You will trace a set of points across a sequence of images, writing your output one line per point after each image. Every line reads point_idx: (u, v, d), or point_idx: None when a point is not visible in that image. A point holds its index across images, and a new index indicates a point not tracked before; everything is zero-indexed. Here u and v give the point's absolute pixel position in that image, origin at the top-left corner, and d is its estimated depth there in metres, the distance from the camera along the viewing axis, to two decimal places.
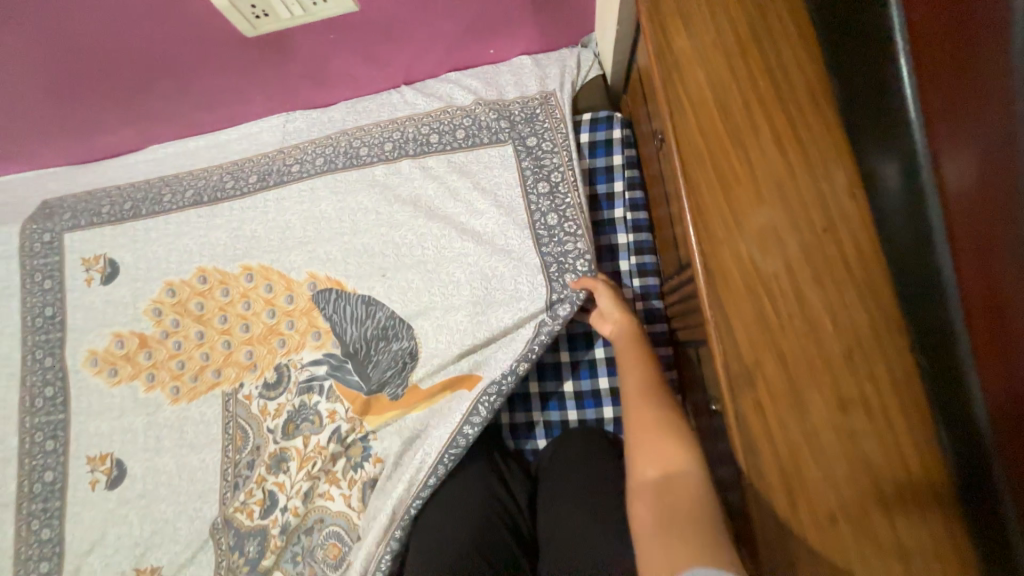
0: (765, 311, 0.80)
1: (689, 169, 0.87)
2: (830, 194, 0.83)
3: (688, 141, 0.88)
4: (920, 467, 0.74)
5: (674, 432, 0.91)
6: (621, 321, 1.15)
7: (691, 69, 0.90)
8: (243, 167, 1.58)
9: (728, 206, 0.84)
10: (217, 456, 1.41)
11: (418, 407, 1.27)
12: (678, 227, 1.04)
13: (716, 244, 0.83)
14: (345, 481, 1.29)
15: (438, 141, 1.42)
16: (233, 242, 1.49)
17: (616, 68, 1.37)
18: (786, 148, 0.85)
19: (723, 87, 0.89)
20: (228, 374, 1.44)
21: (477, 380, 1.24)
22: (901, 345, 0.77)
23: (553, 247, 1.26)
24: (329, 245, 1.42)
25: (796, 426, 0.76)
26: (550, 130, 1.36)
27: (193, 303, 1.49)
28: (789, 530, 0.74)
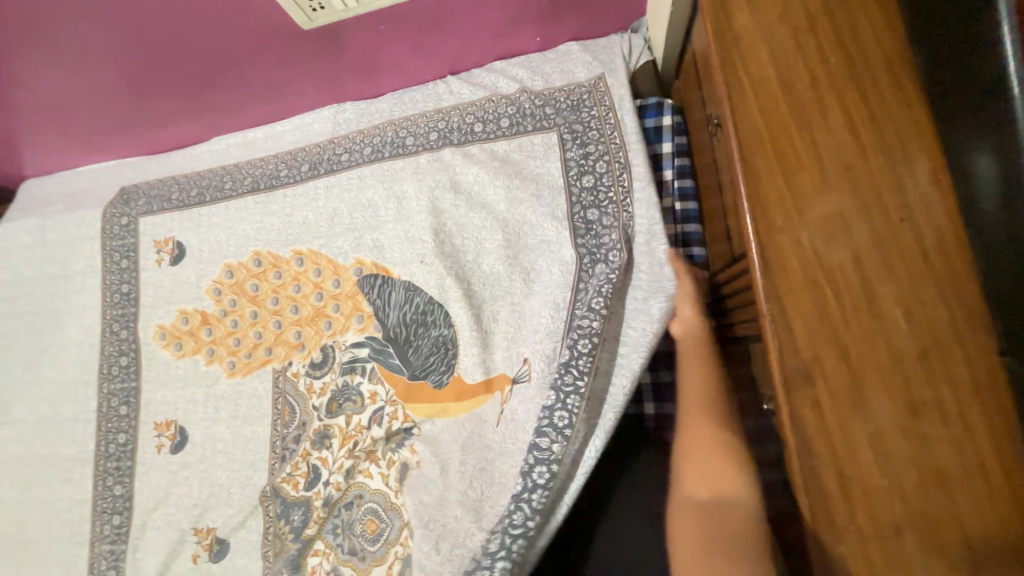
0: (828, 304, 0.74)
1: (747, 153, 0.82)
2: (907, 179, 0.76)
3: (746, 123, 0.83)
4: (1004, 483, 0.66)
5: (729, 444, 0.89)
6: (690, 322, 1.07)
7: (753, 47, 0.85)
8: (296, 157, 1.65)
9: (789, 191, 0.78)
10: (267, 429, 1.49)
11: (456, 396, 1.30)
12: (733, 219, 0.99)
13: (775, 233, 0.78)
14: (385, 461, 1.33)
15: (483, 130, 1.43)
16: (286, 228, 1.57)
17: (668, 52, 1.32)
18: (858, 129, 0.78)
19: (788, 64, 0.83)
20: (279, 352, 1.52)
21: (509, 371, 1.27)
22: (986, 347, 0.70)
23: (587, 239, 1.26)
24: (374, 232, 1.46)
25: (859, 430, 0.70)
26: (597, 118, 1.33)
27: (250, 285, 1.58)
28: (846, 542, 0.69)
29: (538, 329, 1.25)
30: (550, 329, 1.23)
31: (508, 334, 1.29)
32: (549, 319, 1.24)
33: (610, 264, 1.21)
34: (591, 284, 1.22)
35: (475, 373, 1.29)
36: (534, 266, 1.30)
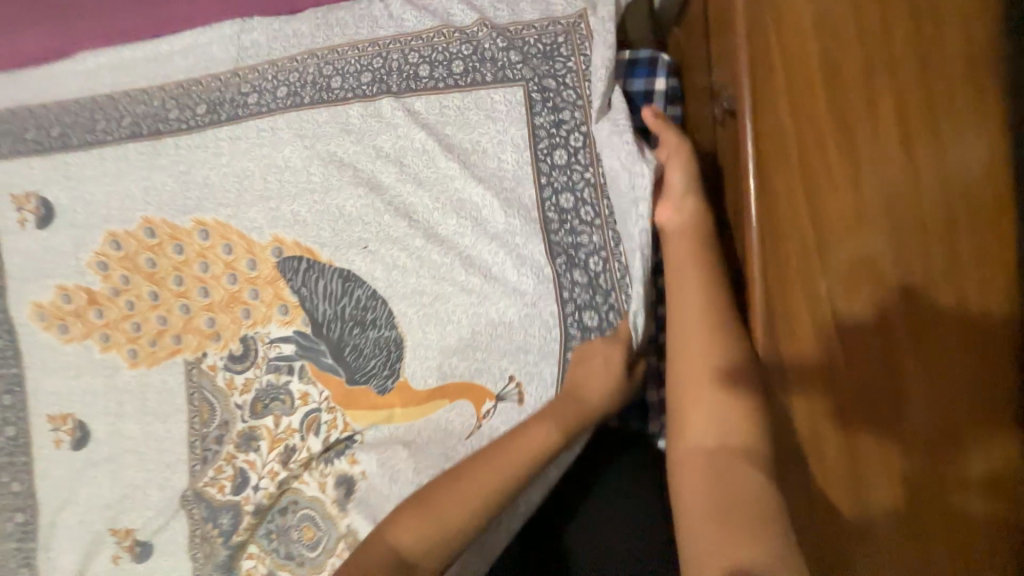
0: (837, 344, 0.72)
1: (773, 171, 0.73)
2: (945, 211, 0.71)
3: (779, 132, 0.72)
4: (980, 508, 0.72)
5: (738, 387, 0.77)
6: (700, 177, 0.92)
7: (802, 36, 0.72)
8: (191, 93, 1.27)
9: (816, 221, 0.72)
10: (183, 427, 1.31)
11: (405, 406, 1.13)
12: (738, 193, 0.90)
13: (793, 267, 0.73)
14: (317, 471, 1.18)
15: (429, 76, 1.12)
16: (182, 190, 1.25)
17: None
18: (905, 150, 0.71)
19: (832, 63, 0.71)
20: (189, 342, 1.28)
21: (476, 388, 1.09)
22: (990, 386, 0.71)
23: (564, 237, 1.04)
24: (294, 203, 1.17)
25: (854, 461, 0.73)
26: (573, 74, 1.05)
27: (144, 260, 1.28)
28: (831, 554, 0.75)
29: (506, 342, 1.07)
30: (522, 343, 1.07)
31: (457, 339, 1.09)
32: (513, 326, 1.07)
33: (588, 273, 1.03)
34: (574, 293, 1.04)
35: (428, 380, 1.11)
36: (502, 264, 1.06)
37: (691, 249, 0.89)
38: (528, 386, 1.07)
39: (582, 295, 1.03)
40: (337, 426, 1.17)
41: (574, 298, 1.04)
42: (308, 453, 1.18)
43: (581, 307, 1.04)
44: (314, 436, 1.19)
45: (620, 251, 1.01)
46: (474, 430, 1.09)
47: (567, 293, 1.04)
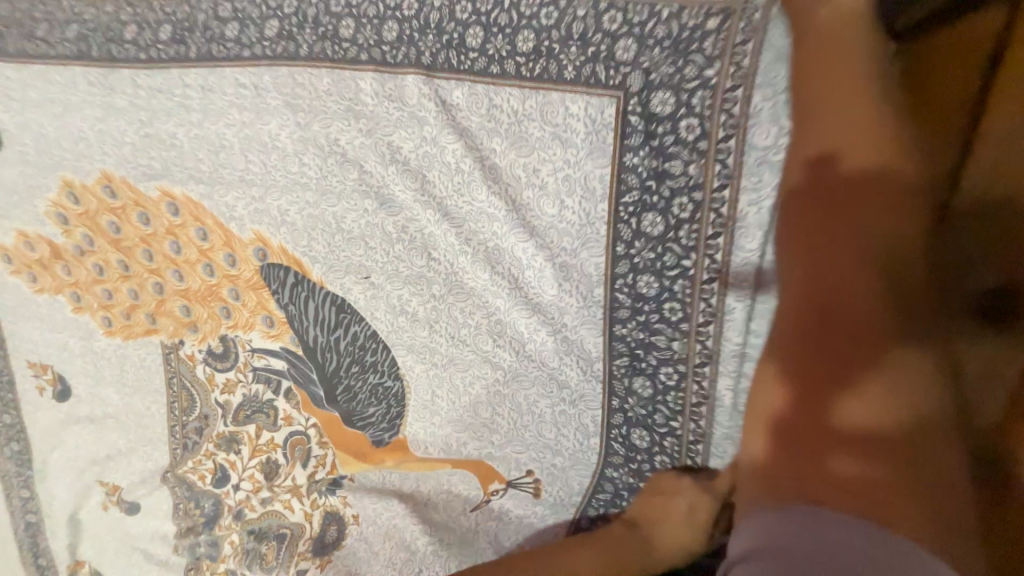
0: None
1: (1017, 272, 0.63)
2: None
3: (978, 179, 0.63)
4: None
5: (816, 367, 0.54)
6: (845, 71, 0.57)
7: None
8: (152, 2, 0.90)
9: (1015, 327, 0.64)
10: (163, 409, 1.19)
11: (403, 463, 0.97)
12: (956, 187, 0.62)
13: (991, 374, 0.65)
14: (309, 500, 1.06)
15: (482, 48, 0.74)
16: (146, 147, 0.97)
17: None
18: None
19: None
20: (164, 325, 1.10)
21: (486, 470, 0.92)
22: None
23: (633, 333, 0.78)
24: (281, 198, 0.89)
25: None
26: (706, 92, 0.66)
27: (107, 222, 1.05)
28: None
29: (533, 433, 0.88)
30: (552, 442, 0.87)
31: (471, 416, 0.90)
32: (543, 419, 0.87)
33: (655, 382, 0.79)
34: (633, 404, 0.81)
35: (431, 449, 0.95)
36: (542, 347, 0.83)
37: (804, 182, 0.58)
38: (548, 485, 0.89)
39: (640, 410, 0.81)
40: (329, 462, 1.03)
41: (631, 407, 0.81)
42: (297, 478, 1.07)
43: (631, 420, 0.82)
44: (303, 464, 1.06)
45: (705, 373, 0.75)
46: (483, 504, 0.93)
47: (621, 401, 0.82)
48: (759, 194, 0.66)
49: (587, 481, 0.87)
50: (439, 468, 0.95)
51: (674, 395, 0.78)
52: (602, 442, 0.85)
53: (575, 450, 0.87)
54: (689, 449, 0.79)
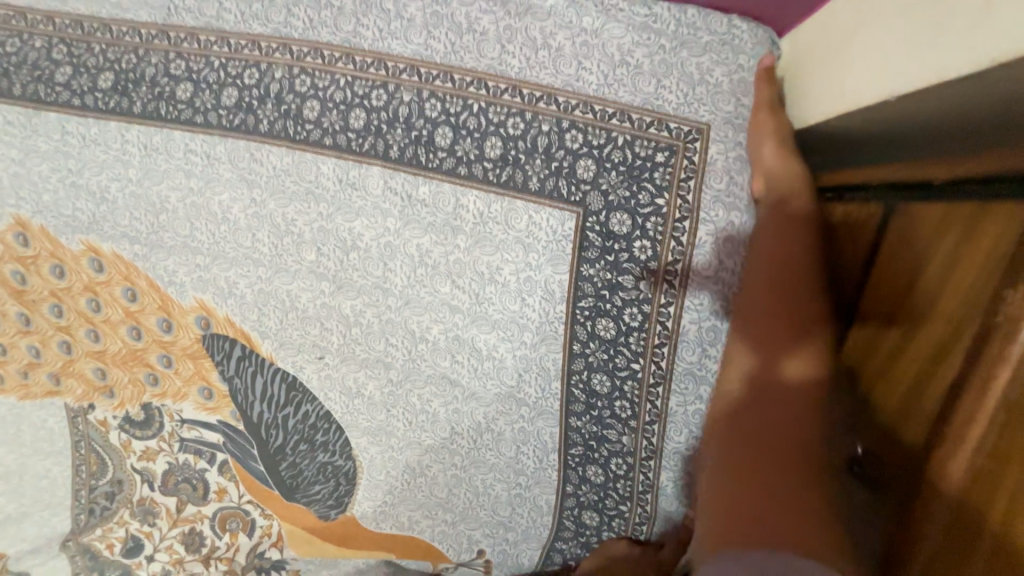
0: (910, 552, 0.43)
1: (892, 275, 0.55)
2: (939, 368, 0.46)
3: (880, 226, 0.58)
4: None
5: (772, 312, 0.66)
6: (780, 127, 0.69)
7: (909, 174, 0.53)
8: (93, 45, 0.84)
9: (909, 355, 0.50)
10: (67, 471, 1.07)
11: (347, 543, 0.96)
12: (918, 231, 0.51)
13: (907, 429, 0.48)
14: None
15: (451, 151, 0.76)
16: (70, 196, 0.88)
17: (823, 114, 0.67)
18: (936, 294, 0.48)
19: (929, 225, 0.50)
20: (71, 387, 0.99)
21: (438, 552, 0.93)
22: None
23: (587, 426, 0.81)
24: (229, 269, 0.85)
25: None
26: (657, 218, 0.73)
27: (11, 271, 0.94)
28: None
29: (488, 512, 0.89)
30: (505, 520, 0.89)
31: (424, 494, 0.90)
32: (499, 500, 0.88)
33: (607, 471, 0.82)
34: (582, 489, 0.84)
35: (379, 528, 0.94)
36: (499, 434, 0.84)
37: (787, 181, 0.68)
38: (498, 563, 0.91)
39: (589, 495, 0.84)
40: (270, 537, 0.99)
41: (579, 493, 0.84)
42: (232, 553, 1.01)
43: (584, 504, 0.85)
44: (241, 537, 1.01)
45: (651, 463, 0.80)
46: None
47: (572, 487, 0.84)
48: (701, 312, 0.74)
49: (537, 557, 0.90)
50: (388, 548, 0.95)
51: (620, 484, 0.82)
52: (551, 523, 0.87)
53: (525, 529, 0.89)
54: (635, 529, 0.84)
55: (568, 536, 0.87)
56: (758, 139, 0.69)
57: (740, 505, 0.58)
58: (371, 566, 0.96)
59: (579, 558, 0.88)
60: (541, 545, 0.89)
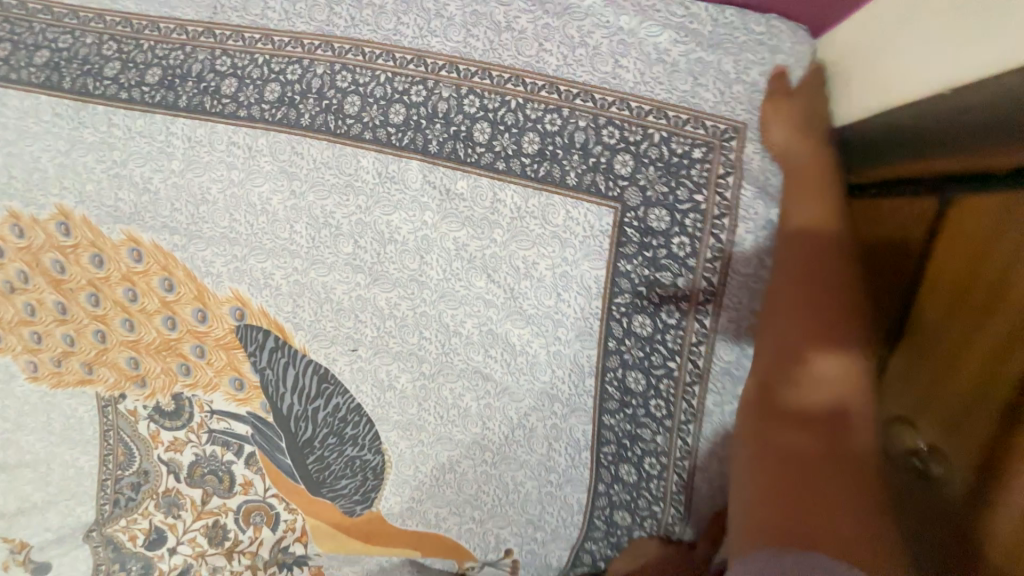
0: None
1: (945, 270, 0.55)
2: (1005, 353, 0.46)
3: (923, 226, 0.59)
4: None
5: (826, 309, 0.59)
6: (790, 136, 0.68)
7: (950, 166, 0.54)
8: (142, 42, 0.87)
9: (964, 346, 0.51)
10: (94, 461, 1.08)
11: (373, 538, 0.95)
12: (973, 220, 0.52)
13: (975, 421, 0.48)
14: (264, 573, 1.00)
15: (489, 146, 0.77)
16: (113, 187, 0.90)
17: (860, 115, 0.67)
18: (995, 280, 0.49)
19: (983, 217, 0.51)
20: (103, 376, 1.00)
21: (464, 550, 0.91)
22: None
23: (620, 424, 0.80)
24: (266, 261, 0.87)
25: None
26: (696, 216, 0.73)
27: (50, 260, 0.95)
28: None
29: (516, 511, 0.88)
30: (533, 519, 0.88)
31: (451, 491, 0.90)
32: (527, 498, 0.87)
33: (639, 471, 0.81)
34: (611, 489, 0.83)
35: (406, 523, 0.93)
36: (531, 431, 0.83)
37: (815, 189, 0.65)
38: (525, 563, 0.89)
39: (620, 495, 0.83)
40: (295, 532, 0.99)
41: (608, 493, 0.83)
42: (256, 546, 1.01)
43: (616, 505, 0.83)
44: (265, 531, 1.00)
45: (685, 464, 0.79)
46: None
47: (602, 486, 0.83)
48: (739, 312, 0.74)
49: (565, 558, 0.88)
50: (413, 545, 0.94)
51: (654, 486, 0.81)
52: (580, 524, 0.86)
53: (553, 529, 0.87)
54: (665, 532, 0.83)
55: (597, 539, 0.86)
56: (768, 128, 0.70)
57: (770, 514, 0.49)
58: (396, 564, 0.94)
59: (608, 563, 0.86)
60: (568, 546, 0.88)
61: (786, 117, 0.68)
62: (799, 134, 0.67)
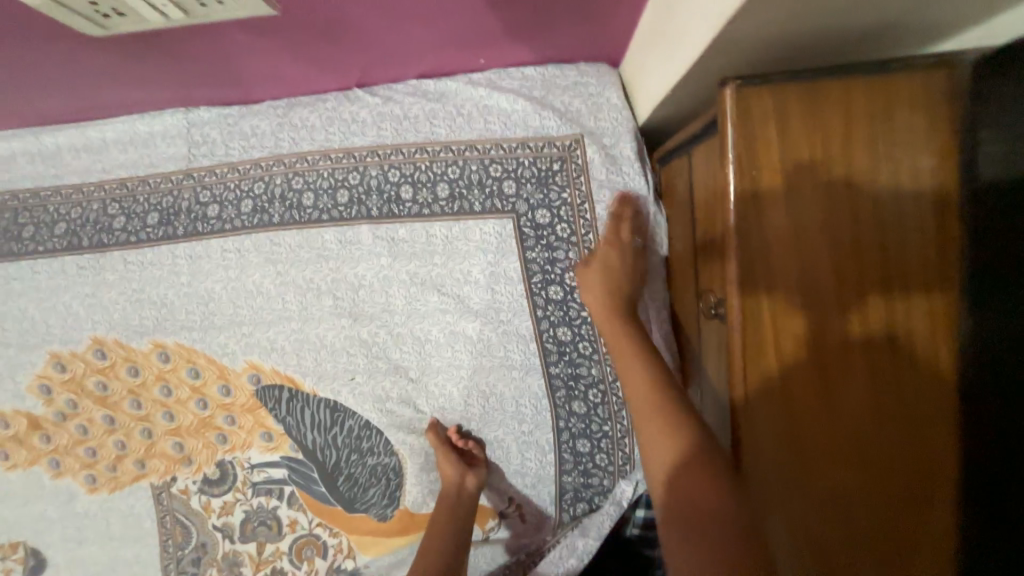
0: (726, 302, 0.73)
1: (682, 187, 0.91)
2: (705, 216, 0.78)
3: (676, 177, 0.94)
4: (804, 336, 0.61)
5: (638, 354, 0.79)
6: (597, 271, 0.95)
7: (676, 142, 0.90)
8: (138, 196, 1.14)
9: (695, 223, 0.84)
10: (155, 550, 1.23)
11: (410, 532, 1.14)
12: (688, 159, 0.86)
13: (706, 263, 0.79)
14: None
15: (413, 200, 1.07)
16: (137, 309, 1.14)
17: (646, 112, 1.00)
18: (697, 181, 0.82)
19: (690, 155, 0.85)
20: (154, 467, 1.19)
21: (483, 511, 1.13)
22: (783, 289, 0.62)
23: (564, 369, 1.05)
24: (269, 330, 1.11)
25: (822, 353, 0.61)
26: (568, 207, 1.03)
27: (93, 382, 1.16)
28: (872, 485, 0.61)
29: (505, 466, 1.12)
30: (518, 468, 1.12)
31: None
32: (511, 452, 1.11)
33: (588, 401, 1.06)
34: (573, 422, 1.07)
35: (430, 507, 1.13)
36: (503, 395, 1.08)
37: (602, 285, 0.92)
38: (527, 506, 1.12)
39: (581, 425, 1.07)
40: (343, 552, 1.16)
41: (570, 425, 1.07)
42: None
43: (576, 435, 1.07)
44: (318, 560, 1.17)
45: (618, 385, 1.04)
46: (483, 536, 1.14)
47: (566, 423, 1.07)
48: None
49: (554, 493, 1.10)
50: None
51: (603, 408, 1.06)
52: (562, 458, 1.09)
53: (543, 469, 1.10)
54: (620, 443, 1.06)
55: (575, 467, 1.09)
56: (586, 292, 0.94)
57: (682, 491, 0.63)
58: None
59: (584, 485, 1.09)
60: (555, 480, 1.10)
61: (596, 282, 0.93)
62: (601, 281, 0.93)
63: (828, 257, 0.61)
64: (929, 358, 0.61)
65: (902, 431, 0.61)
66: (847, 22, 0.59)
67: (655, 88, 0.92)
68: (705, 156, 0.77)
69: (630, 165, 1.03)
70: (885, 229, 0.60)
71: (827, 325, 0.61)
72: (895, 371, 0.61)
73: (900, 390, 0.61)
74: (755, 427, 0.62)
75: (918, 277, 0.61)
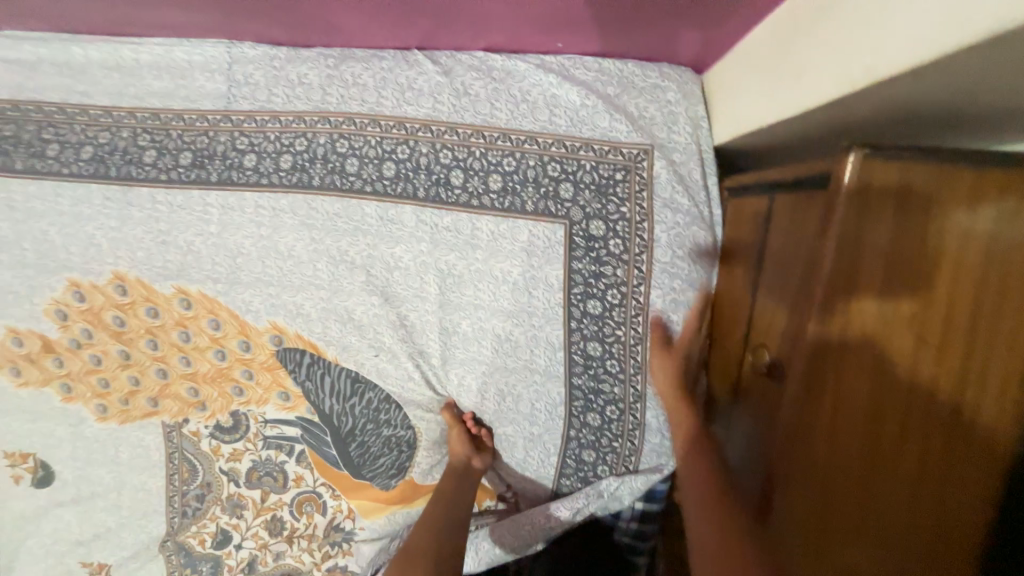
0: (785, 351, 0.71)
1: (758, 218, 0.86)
2: (782, 260, 0.75)
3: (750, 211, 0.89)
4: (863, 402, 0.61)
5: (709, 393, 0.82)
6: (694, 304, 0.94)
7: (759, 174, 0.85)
8: (171, 132, 1.07)
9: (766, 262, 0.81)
10: (160, 481, 1.27)
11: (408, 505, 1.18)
12: (769, 200, 0.81)
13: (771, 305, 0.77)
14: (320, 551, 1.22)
15: (462, 186, 1.01)
16: (161, 251, 1.10)
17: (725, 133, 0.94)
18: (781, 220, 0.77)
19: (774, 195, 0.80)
20: (167, 406, 1.21)
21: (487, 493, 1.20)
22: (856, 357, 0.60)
23: (586, 382, 1.05)
24: (297, 294, 1.09)
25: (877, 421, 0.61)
26: (624, 223, 0.99)
27: (111, 316, 1.15)
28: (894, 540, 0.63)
29: (511, 456, 1.15)
30: (521, 460, 1.15)
31: None
32: (516, 446, 1.14)
33: (603, 416, 1.07)
34: (584, 432, 1.08)
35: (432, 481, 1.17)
36: (521, 395, 1.09)
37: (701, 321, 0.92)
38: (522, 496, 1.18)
39: (590, 436, 1.08)
40: (342, 513, 1.21)
41: (581, 435, 1.09)
42: (311, 530, 1.22)
43: (584, 445, 1.09)
44: (318, 516, 1.22)
45: (637, 406, 1.05)
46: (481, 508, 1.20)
47: (579, 432, 1.09)
48: (662, 290, 1.00)
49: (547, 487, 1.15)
50: None
51: (618, 425, 1.07)
52: (567, 462, 1.11)
53: (547, 468, 1.13)
54: (625, 459, 1.08)
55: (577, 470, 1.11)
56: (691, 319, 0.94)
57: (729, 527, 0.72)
58: None
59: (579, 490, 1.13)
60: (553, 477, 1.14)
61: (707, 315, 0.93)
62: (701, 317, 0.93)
63: (909, 345, 0.59)
64: (984, 460, 0.60)
65: (936, 520, 0.62)
66: (989, 105, 0.54)
67: (744, 116, 0.86)
68: (790, 208, 0.73)
69: (694, 186, 0.98)
70: (979, 324, 0.57)
71: (889, 415, 0.60)
72: (947, 469, 0.60)
73: (949, 469, 0.61)
74: (790, 496, 0.64)
75: (998, 382, 0.59)
